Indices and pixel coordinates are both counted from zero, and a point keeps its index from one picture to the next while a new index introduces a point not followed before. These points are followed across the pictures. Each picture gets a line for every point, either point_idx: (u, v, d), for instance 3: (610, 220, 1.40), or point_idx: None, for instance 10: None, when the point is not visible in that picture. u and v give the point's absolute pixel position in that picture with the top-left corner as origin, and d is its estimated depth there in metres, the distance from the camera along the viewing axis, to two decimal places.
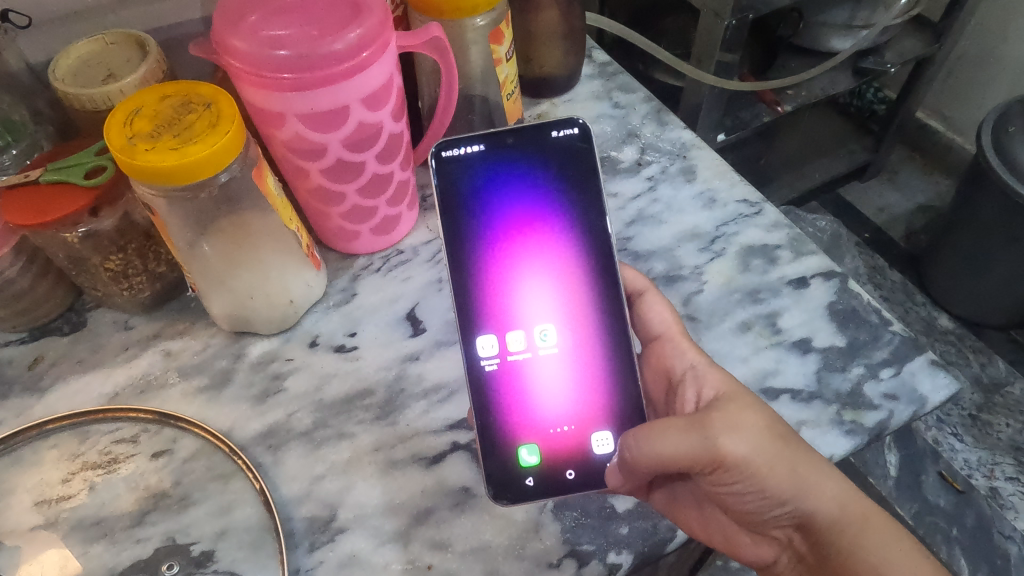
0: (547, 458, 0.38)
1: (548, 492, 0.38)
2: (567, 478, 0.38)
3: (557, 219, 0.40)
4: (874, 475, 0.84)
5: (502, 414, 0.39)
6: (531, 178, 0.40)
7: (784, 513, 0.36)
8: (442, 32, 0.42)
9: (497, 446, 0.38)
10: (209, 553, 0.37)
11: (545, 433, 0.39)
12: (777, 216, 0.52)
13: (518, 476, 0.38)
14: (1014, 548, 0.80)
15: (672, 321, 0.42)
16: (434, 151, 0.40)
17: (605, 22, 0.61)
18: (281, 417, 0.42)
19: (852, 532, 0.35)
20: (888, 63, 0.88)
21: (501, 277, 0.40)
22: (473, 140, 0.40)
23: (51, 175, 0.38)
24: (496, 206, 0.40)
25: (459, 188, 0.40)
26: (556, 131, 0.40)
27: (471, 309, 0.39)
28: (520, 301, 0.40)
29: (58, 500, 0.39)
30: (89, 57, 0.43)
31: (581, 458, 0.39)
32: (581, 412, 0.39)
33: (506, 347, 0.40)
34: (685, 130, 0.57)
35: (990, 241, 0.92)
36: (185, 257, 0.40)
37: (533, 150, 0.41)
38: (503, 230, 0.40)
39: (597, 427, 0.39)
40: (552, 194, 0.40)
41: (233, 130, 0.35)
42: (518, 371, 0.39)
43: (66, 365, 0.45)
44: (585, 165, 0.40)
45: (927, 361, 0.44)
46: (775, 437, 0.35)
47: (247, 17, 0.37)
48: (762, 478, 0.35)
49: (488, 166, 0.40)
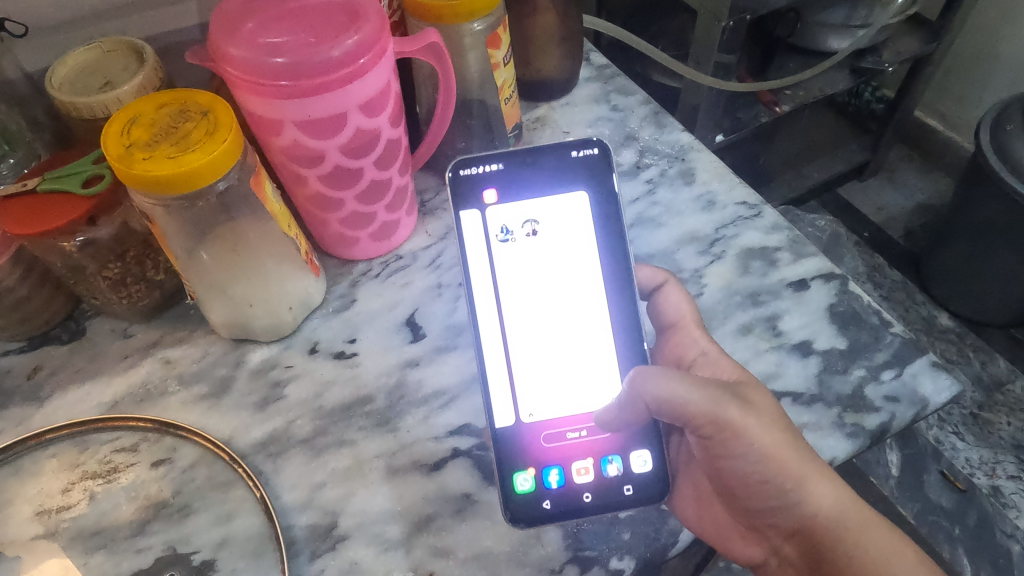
0: (564, 481, 0.38)
1: (565, 516, 0.37)
2: (585, 501, 0.37)
3: (574, 241, 0.40)
4: (876, 474, 0.85)
5: (519, 436, 0.39)
6: (550, 199, 0.40)
7: (782, 509, 0.37)
8: (439, 38, 0.42)
9: (513, 468, 0.38)
10: (210, 562, 0.37)
11: (562, 455, 0.38)
12: (777, 218, 0.51)
13: (534, 499, 0.37)
14: (1016, 547, 0.80)
15: (688, 311, 0.42)
16: (451, 170, 0.40)
17: (602, 25, 0.61)
18: (281, 425, 0.42)
19: (850, 540, 0.36)
20: (886, 62, 0.88)
21: (520, 312, 0.40)
22: (491, 159, 0.40)
23: (48, 184, 0.38)
24: (512, 227, 0.40)
25: (475, 208, 0.40)
26: (576, 151, 0.40)
27: (487, 332, 0.39)
28: (537, 322, 0.40)
29: (58, 510, 0.39)
30: (86, 66, 0.43)
31: (598, 481, 0.38)
32: (599, 434, 0.39)
33: (523, 371, 0.39)
34: (684, 132, 0.57)
35: (990, 240, 0.92)
36: (184, 266, 0.40)
37: (552, 168, 0.40)
38: (519, 252, 0.40)
39: (616, 451, 0.38)
40: (570, 216, 0.40)
41: (231, 138, 0.35)
42: (535, 393, 0.39)
43: (65, 374, 0.45)
44: (605, 186, 0.40)
45: (929, 363, 0.44)
46: (784, 425, 0.36)
47: (243, 25, 0.36)
48: (767, 460, 0.35)
49: (508, 184, 0.40)
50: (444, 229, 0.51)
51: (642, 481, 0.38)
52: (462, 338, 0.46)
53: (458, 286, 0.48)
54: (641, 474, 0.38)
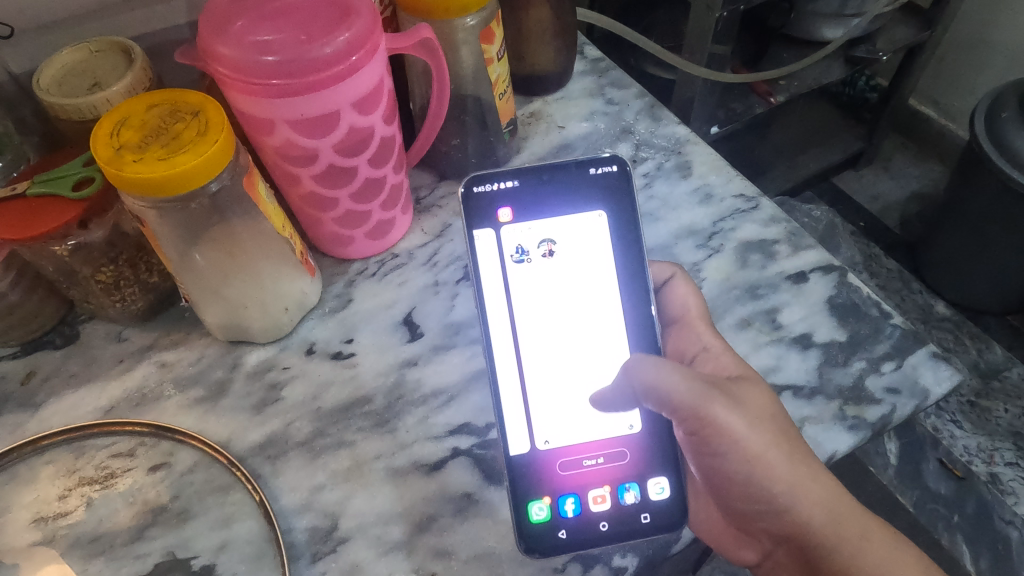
0: (580, 510, 0.37)
1: (581, 546, 0.37)
2: (601, 529, 0.37)
3: (592, 264, 0.40)
4: (875, 463, 0.86)
5: (534, 461, 0.38)
6: (567, 218, 0.40)
7: (772, 513, 0.37)
8: (432, 33, 0.41)
9: (528, 497, 0.37)
10: (210, 566, 0.37)
11: (578, 483, 0.38)
12: (774, 210, 0.51)
13: (550, 528, 0.37)
14: (1015, 533, 0.80)
15: (693, 305, 0.43)
16: (464, 188, 0.39)
17: (597, 18, 0.61)
18: (278, 427, 0.42)
19: (845, 551, 0.36)
20: (881, 51, 0.87)
21: (535, 335, 0.40)
22: (506, 176, 0.40)
23: (38, 188, 0.38)
24: (527, 247, 0.40)
25: (490, 228, 0.40)
26: (595, 168, 0.40)
27: (502, 355, 0.39)
28: (553, 352, 0.40)
29: (55, 517, 0.39)
30: (74, 66, 0.42)
31: (615, 509, 0.37)
32: (614, 462, 0.39)
33: (539, 394, 0.39)
34: (679, 125, 0.57)
35: (986, 228, 0.92)
36: (178, 268, 0.40)
37: (565, 185, 0.40)
38: (535, 273, 0.40)
39: (632, 478, 0.38)
40: (588, 238, 0.40)
41: (223, 138, 0.34)
42: (550, 417, 0.39)
43: (59, 379, 0.44)
44: (622, 202, 0.40)
45: (929, 354, 0.44)
46: (774, 425, 0.37)
47: (233, 23, 0.36)
48: (751, 460, 0.36)
49: (523, 202, 0.40)
50: (440, 227, 0.51)
51: (660, 509, 0.38)
52: (461, 337, 0.46)
53: (454, 283, 0.48)
54: (658, 501, 0.38)
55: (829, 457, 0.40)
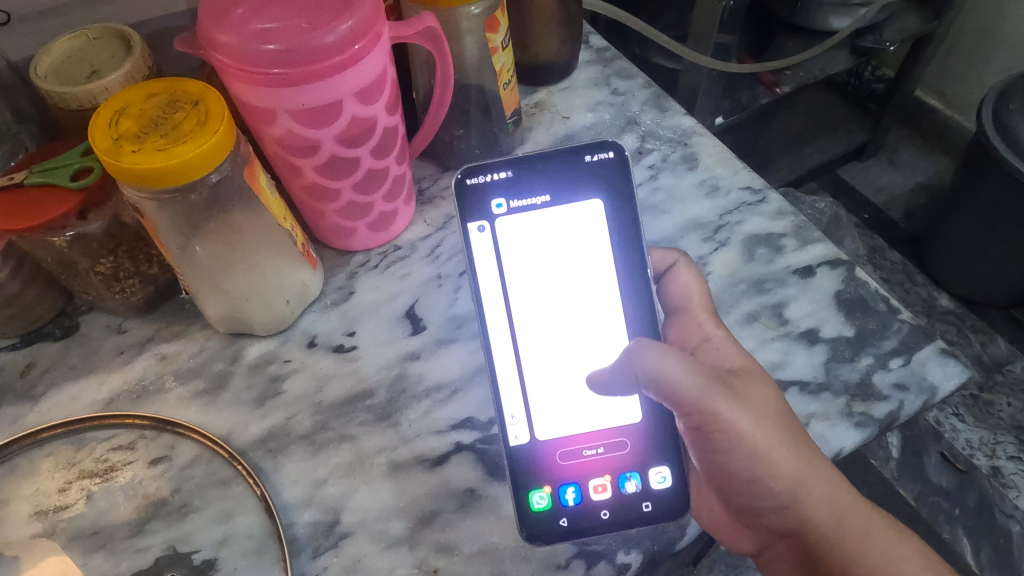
0: (581, 499, 0.37)
1: (582, 534, 0.37)
2: (602, 518, 0.37)
3: (589, 252, 0.39)
4: (877, 457, 0.85)
5: (533, 452, 0.38)
6: (564, 209, 0.39)
7: (774, 509, 0.37)
8: (436, 22, 0.41)
9: (528, 487, 0.37)
10: (211, 561, 0.37)
11: (578, 472, 0.38)
12: (781, 203, 0.51)
13: (550, 517, 0.37)
14: (1015, 527, 0.80)
15: (696, 295, 0.42)
16: (459, 177, 0.39)
17: (602, 6, 0.60)
18: (280, 421, 0.41)
19: (846, 547, 0.36)
20: (888, 41, 0.86)
21: (531, 325, 0.39)
22: (500, 166, 0.39)
23: (35, 178, 0.37)
24: (523, 237, 0.39)
25: (483, 219, 0.39)
26: (590, 155, 0.39)
27: (500, 351, 0.39)
28: (548, 342, 0.39)
29: (55, 510, 0.39)
30: (72, 54, 0.41)
31: (616, 498, 0.37)
32: (613, 450, 0.38)
33: (536, 385, 0.39)
34: (686, 116, 0.56)
35: (993, 221, 0.91)
36: (178, 259, 0.39)
37: (564, 173, 0.39)
38: (531, 262, 0.39)
39: (632, 467, 0.38)
40: (585, 226, 0.39)
41: (223, 128, 0.34)
42: (549, 411, 0.39)
43: (59, 371, 0.44)
44: (621, 190, 0.39)
45: (937, 350, 0.43)
46: (777, 419, 0.36)
47: (233, 10, 0.35)
48: (756, 456, 0.36)
49: (518, 193, 0.39)
50: (443, 219, 0.50)
51: (661, 498, 0.37)
52: (463, 330, 0.45)
53: (457, 276, 0.48)
54: (660, 491, 0.37)
55: (836, 454, 0.40)
